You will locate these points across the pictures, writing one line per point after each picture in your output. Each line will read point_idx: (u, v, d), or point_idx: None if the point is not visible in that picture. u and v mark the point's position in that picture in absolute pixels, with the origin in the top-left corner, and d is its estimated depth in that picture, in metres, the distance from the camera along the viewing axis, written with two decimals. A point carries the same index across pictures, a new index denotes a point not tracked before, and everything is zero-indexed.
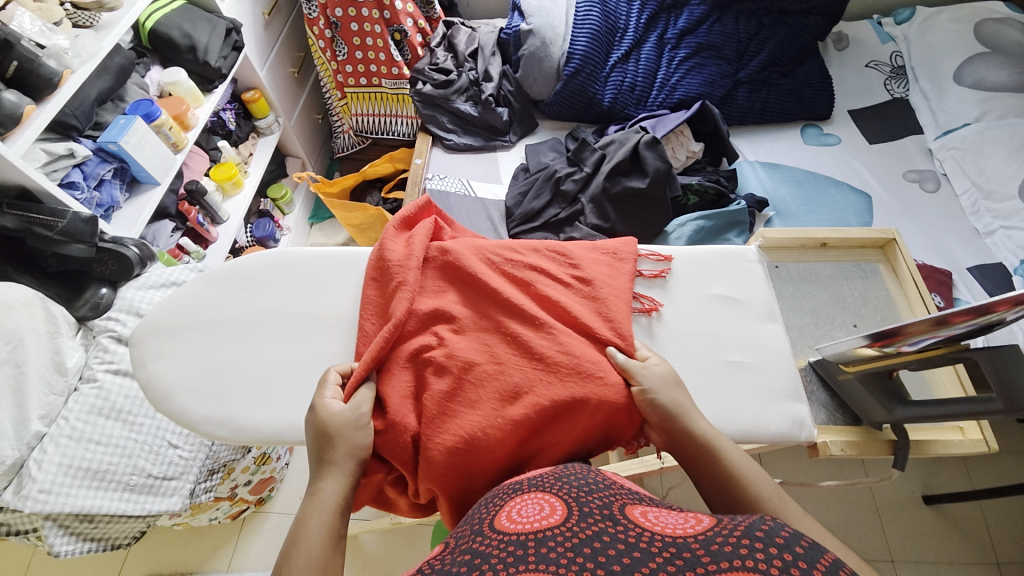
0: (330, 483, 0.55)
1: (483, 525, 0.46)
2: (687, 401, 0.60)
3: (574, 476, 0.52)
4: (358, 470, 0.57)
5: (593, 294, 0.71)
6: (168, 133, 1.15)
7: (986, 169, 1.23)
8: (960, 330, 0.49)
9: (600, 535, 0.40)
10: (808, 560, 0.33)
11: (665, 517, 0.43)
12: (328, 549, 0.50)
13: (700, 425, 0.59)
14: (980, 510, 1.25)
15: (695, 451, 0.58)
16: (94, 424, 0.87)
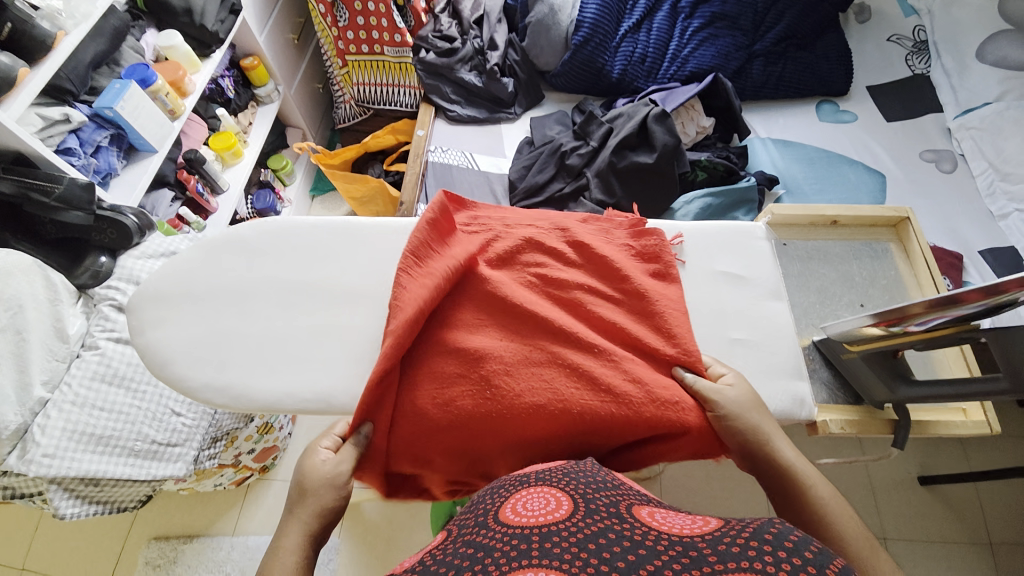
0: (291, 539, 0.50)
1: (488, 518, 0.46)
2: (768, 424, 0.57)
3: (582, 472, 0.51)
4: (322, 525, 0.52)
5: (649, 309, 0.68)
6: (165, 99, 1.12)
7: (1004, 150, 1.18)
8: (972, 310, 0.48)
9: (605, 533, 0.39)
10: (815, 564, 0.32)
11: (673, 517, 0.43)
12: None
13: (787, 454, 0.55)
14: (975, 492, 1.26)
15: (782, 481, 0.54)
16: (96, 391, 0.88)
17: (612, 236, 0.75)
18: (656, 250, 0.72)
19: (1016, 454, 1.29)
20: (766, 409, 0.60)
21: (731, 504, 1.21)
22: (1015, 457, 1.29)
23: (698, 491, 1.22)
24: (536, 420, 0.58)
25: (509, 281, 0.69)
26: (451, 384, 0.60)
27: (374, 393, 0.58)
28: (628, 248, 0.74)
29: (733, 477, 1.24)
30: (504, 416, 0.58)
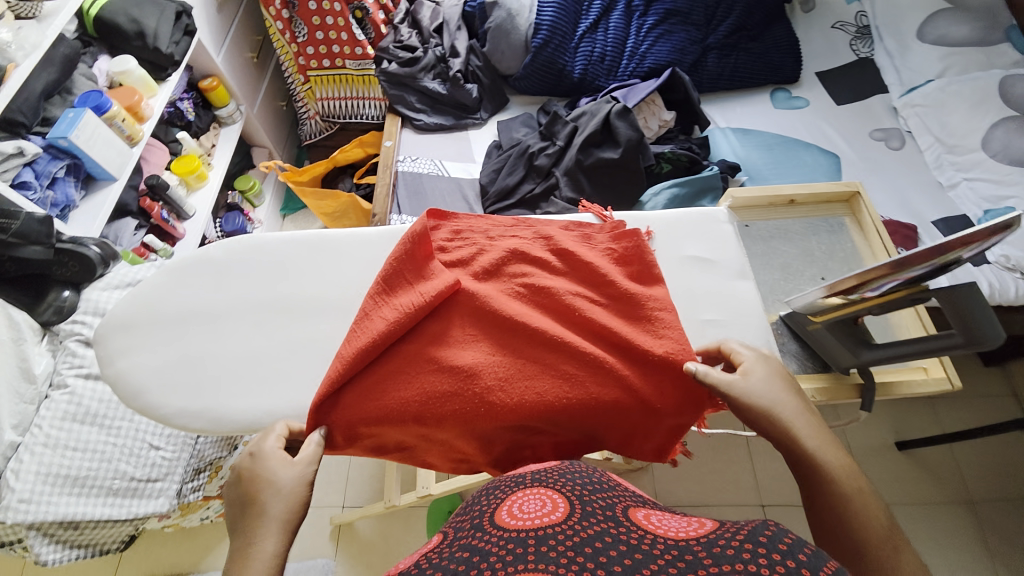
0: (265, 541, 0.47)
1: (484, 520, 0.46)
2: (795, 415, 0.53)
3: (578, 473, 0.53)
4: (296, 522, 0.49)
5: (635, 309, 0.65)
6: (122, 125, 1.09)
7: (948, 124, 1.24)
8: (920, 272, 0.51)
9: (602, 536, 0.41)
10: (808, 566, 0.33)
11: (668, 520, 0.45)
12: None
13: (811, 445, 0.52)
14: (950, 453, 1.32)
15: (804, 475, 0.51)
16: (68, 430, 0.86)
17: (593, 242, 0.73)
18: (636, 252, 0.70)
19: (985, 412, 1.35)
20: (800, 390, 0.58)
21: (721, 485, 1.23)
22: (984, 416, 1.35)
23: (688, 476, 1.24)
24: (530, 422, 0.59)
25: (496, 294, 0.65)
26: (443, 403, 0.58)
27: (365, 416, 0.59)
28: (610, 252, 0.71)
29: (721, 460, 1.27)
30: (496, 426, 0.58)
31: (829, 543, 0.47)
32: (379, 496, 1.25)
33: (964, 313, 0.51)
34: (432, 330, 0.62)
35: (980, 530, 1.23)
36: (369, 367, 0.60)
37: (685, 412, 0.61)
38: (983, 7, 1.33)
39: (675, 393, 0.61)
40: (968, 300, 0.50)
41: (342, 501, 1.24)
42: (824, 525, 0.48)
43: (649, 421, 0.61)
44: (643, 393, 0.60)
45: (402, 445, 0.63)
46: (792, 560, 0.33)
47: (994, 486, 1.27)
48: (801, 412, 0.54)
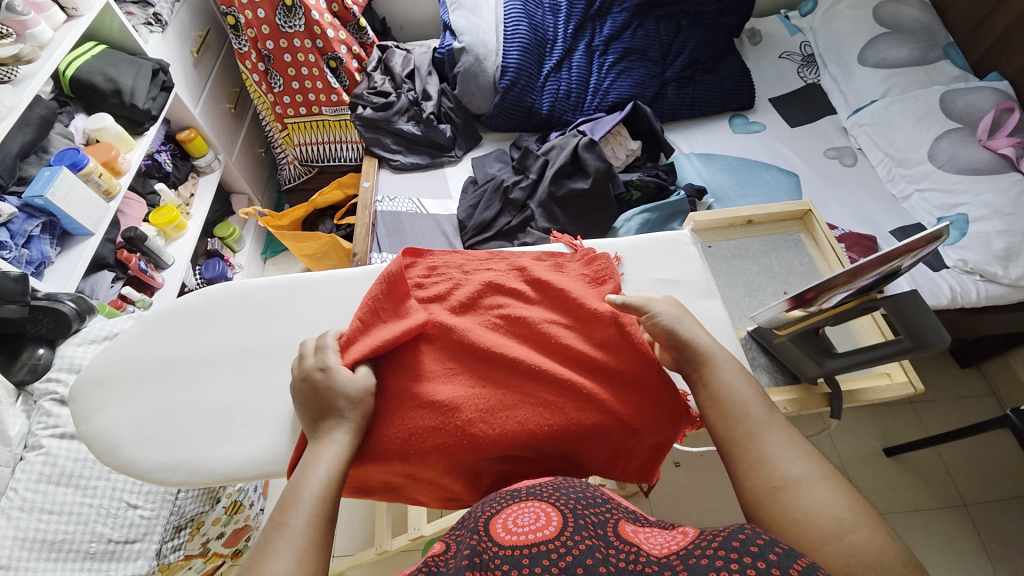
0: (338, 432, 0.55)
1: (480, 531, 0.48)
2: (687, 317, 0.62)
3: (571, 488, 0.53)
4: (358, 428, 0.57)
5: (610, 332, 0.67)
6: (99, 181, 1.11)
7: (896, 140, 1.32)
8: (870, 280, 0.54)
9: (593, 553, 0.42)
10: (778, 565, 0.36)
11: (654, 535, 0.47)
12: (332, 486, 0.51)
13: (701, 337, 0.60)
14: (937, 456, 1.34)
15: (694, 363, 0.59)
16: (44, 493, 0.82)
17: (567, 269, 0.75)
18: (606, 272, 0.74)
19: (964, 413, 1.39)
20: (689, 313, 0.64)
21: (716, 505, 1.23)
22: (964, 416, 1.38)
23: (684, 499, 1.24)
24: (515, 452, 0.59)
25: (474, 327, 0.66)
26: (427, 437, 0.59)
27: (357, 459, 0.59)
28: (582, 278, 0.73)
29: (713, 478, 1.26)
30: (482, 459, 0.58)
31: (719, 414, 0.55)
32: (370, 543, 1.21)
33: (909, 319, 0.54)
34: (413, 365, 0.63)
35: (975, 532, 1.24)
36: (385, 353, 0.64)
37: (665, 430, 0.62)
38: (918, 31, 1.43)
39: (656, 408, 0.62)
40: (912, 304, 0.54)
41: (332, 551, 1.20)
42: (713, 399, 0.56)
43: (631, 443, 0.62)
44: (622, 415, 0.61)
45: (388, 485, 0.63)
46: (762, 562, 0.37)
47: (983, 486, 1.29)
48: (691, 320, 0.63)
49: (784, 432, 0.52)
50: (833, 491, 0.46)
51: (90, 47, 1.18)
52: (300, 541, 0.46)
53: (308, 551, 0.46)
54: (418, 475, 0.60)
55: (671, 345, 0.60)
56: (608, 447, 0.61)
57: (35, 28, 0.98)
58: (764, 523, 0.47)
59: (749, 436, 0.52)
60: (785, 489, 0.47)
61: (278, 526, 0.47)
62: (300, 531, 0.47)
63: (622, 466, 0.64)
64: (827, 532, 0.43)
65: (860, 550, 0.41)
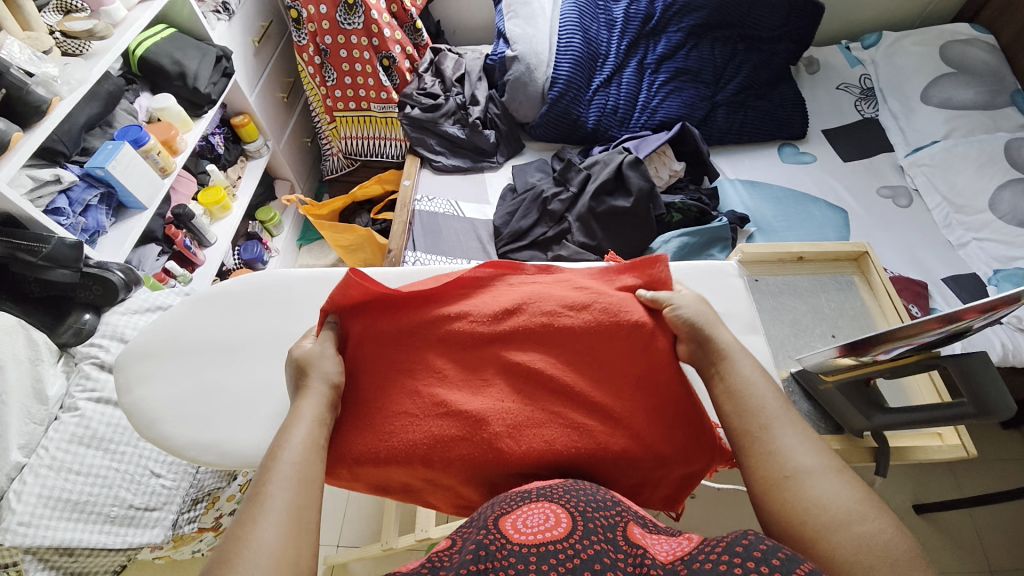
0: (308, 403, 0.56)
1: (489, 529, 0.47)
2: (713, 316, 0.63)
3: (582, 490, 0.52)
4: (332, 400, 0.58)
5: None
6: (157, 158, 1.16)
7: (956, 184, 1.27)
8: (932, 338, 0.51)
9: (599, 558, 0.43)
10: (781, 569, 0.36)
11: (661, 541, 0.46)
12: (310, 454, 0.51)
13: (721, 334, 0.61)
14: (972, 520, 1.26)
15: (713, 357, 0.59)
16: (74, 454, 0.86)
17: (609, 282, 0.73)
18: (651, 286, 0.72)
19: (1006, 476, 1.31)
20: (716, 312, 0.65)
21: None
22: (1005, 480, 1.31)
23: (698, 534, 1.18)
24: (540, 472, 0.58)
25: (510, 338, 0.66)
26: (452, 447, 0.58)
27: (382, 456, 0.59)
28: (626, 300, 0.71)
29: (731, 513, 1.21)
30: (502, 472, 0.58)
31: (733, 406, 0.54)
32: (375, 538, 1.22)
33: (973, 381, 0.51)
34: (444, 368, 0.63)
35: None
36: (397, 335, 0.65)
37: (696, 461, 0.61)
38: (986, 74, 1.38)
39: (694, 439, 0.61)
40: (979, 368, 0.51)
41: (337, 540, 1.21)
42: (728, 393, 0.56)
43: (661, 472, 0.60)
44: (655, 445, 0.60)
45: (407, 486, 0.63)
46: (765, 565, 0.37)
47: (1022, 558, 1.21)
48: (715, 317, 0.64)
49: (797, 427, 0.52)
50: (844, 486, 0.46)
51: (160, 29, 1.24)
52: (283, 509, 0.46)
53: (293, 518, 0.46)
54: (438, 482, 0.59)
55: (693, 337, 0.62)
56: (637, 473, 0.60)
57: (109, 6, 1.03)
58: (770, 512, 0.47)
59: (763, 428, 0.51)
60: (797, 479, 0.47)
61: (255, 497, 0.46)
62: (279, 500, 0.46)
63: (648, 493, 0.62)
64: (837, 522, 0.44)
65: (870, 540, 0.42)
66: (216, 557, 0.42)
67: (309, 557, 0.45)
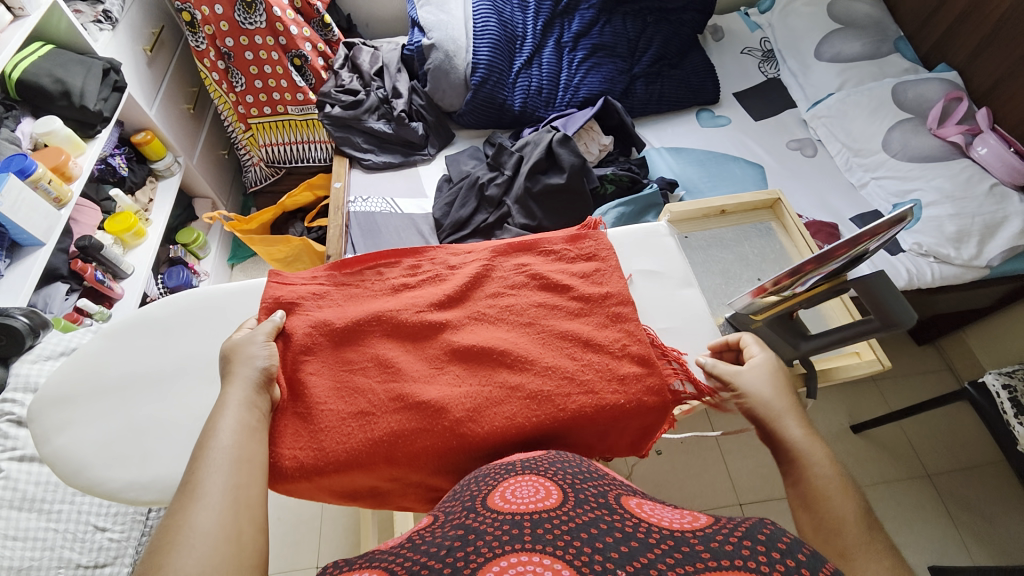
0: (234, 389, 0.53)
1: (476, 503, 0.47)
2: (783, 407, 0.56)
3: (566, 462, 0.54)
4: (263, 383, 0.56)
5: (602, 320, 0.68)
6: (48, 187, 1.04)
7: (852, 130, 1.38)
8: (838, 264, 0.57)
9: (598, 523, 0.42)
10: (808, 566, 0.35)
11: (661, 509, 0.45)
12: (244, 438, 0.50)
13: (792, 432, 0.54)
14: (903, 431, 1.41)
15: (784, 459, 0.53)
16: (5, 519, 0.78)
17: (551, 253, 0.74)
18: (592, 251, 0.74)
19: (922, 387, 1.47)
20: (791, 390, 0.59)
21: (699, 489, 1.25)
22: (922, 390, 1.47)
23: (668, 485, 1.25)
24: (504, 450, 0.58)
25: (462, 322, 0.66)
26: (414, 440, 0.57)
27: (345, 459, 0.56)
28: (570, 272, 0.72)
29: (698, 462, 1.28)
30: (469, 453, 0.58)
31: (806, 520, 0.48)
32: (356, 549, 1.19)
33: (877, 299, 0.57)
34: (403, 366, 0.62)
35: (941, 501, 1.31)
36: (343, 329, 0.64)
37: (656, 412, 0.62)
38: (868, 26, 1.51)
39: (652, 390, 0.62)
40: (879, 285, 0.57)
41: (317, 561, 1.17)
42: (800, 502, 0.50)
43: (627, 425, 0.62)
44: (614, 403, 0.60)
45: (375, 490, 0.61)
46: (792, 560, 0.35)
47: (945, 457, 1.37)
48: (790, 405, 0.57)
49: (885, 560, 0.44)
50: None
51: (37, 47, 1.11)
52: (220, 493, 0.44)
53: (232, 500, 0.45)
54: (405, 478, 0.59)
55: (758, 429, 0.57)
56: (605, 431, 0.61)
57: None
58: None
59: (842, 557, 0.44)
60: None
61: (188, 487, 0.44)
62: (215, 484, 0.45)
63: (617, 445, 0.64)
64: None
65: None
66: (149, 548, 0.41)
67: (255, 537, 0.44)
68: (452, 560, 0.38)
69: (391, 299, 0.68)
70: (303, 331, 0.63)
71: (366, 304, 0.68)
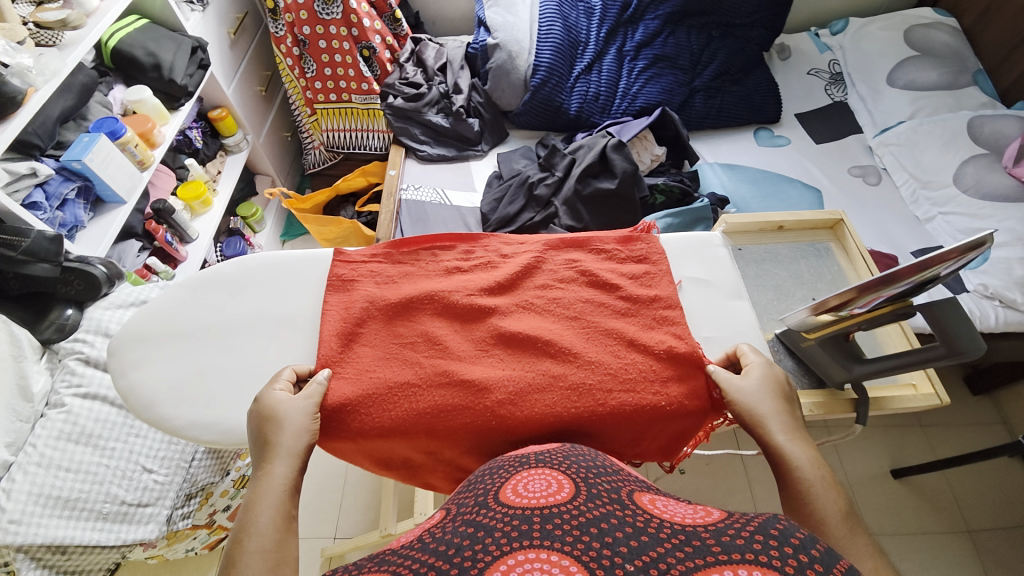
0: (278, 466, 0.51)
1: (488, 498, 0.47)
2: (769, 412, 0.56)
3: (580, 456, 0.53)
4: (306, 458, 0.54)
5: (645, 322, 0.68)
6: (134, 151, 1.13)
7: (921, 161, 1.32)
8: (903, 288, 0.55)
9: (608, 517, 0.41)
10: (822, 562, 0.34)
11: (674, 505, 0.44)
12: (282, 535, 0.47)
13: (778, 438, 0.54)
14: (948, 481, 1.33)
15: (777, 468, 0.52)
16: (62, 450, 0.85)
17: (602, 253, 0.75)
18: (644, 254, 0.75)
19: (973, 440, 1.38)
20: (786, 396, 0.58)
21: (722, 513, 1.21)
22: (973, 443, 1.38)
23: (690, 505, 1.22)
24: (538, 436, 0.59)
25: (510, 309, 0.68)
26: (453, 416, 0.59)
27: (388, 425, 0.59)
28: (619, 272, 0.73)
29: (723, 486, 1.24)
30: (504, 435, 0.59)
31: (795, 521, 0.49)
32: (374, 526, 1.22)
33: (945, 327, 0.56)
34: (450, 345, 0.64)
35: (982, 560, 1.23)
36: (397, 303, 0.67)
37: (692, 417, 0.62)
38: (948, 55, 1.44)
39: (695, 396, 0.61)
40: (950, 312, 0.56)
41: (334, 532, 1.21)
42: (789, 504, 0.50)
43: (661, 428, 0.62)
44: (652, 405, 0.61)
45: (408, 462, 0.64)
46: (805, 556, 0.34)
47: (992, 515, 1.28)
48: (780, 410, 0.56)
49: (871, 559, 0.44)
50: None
51: (133, 20, 1.21)
52: None
53: None
54: (441, 453, 0.61)
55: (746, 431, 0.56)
56: (640, 431, 0.61)
57: None
58: None
59: None
60: None
61: None
62: None
63: (650, 447, 0.64)
64: None
65: None
66: None
67: None
68: (460, 558, 0.38)
69: (443, 281, 0.70)
70: (360, 306, 0.67)
71: (419, 283, 0.70)
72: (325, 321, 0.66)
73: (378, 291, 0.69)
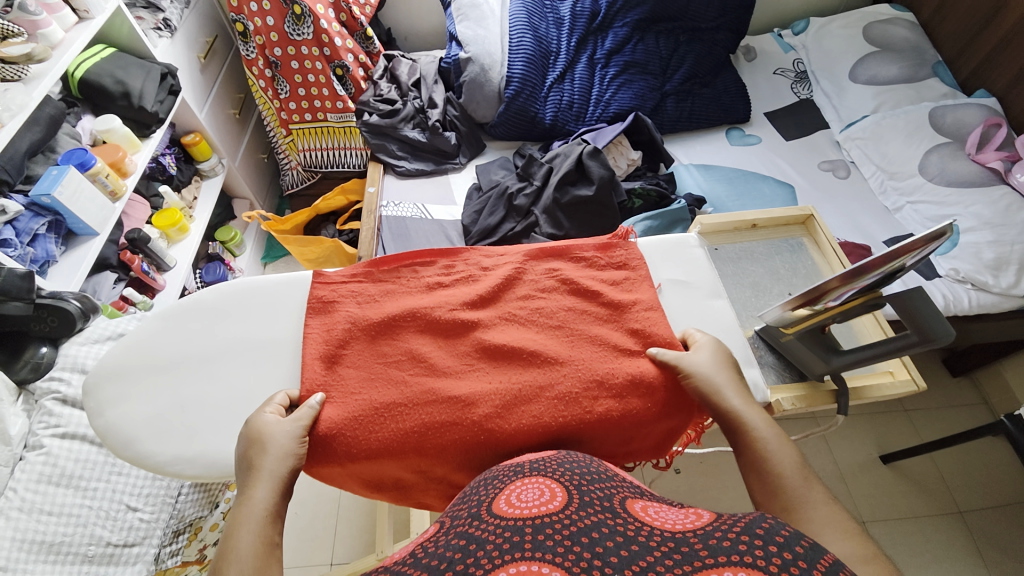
0: (260, 490, 0.50)
1: (481, 509, 0.46)
2: (724, 379, 0.59)
3: (573, 462, 0.53)
4: (290, 483, 0.53)
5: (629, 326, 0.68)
6: (105, 181, 1.11)
7: (887, 153, 1.36)
8: (872, 280, 0.57)
9: (599, 526, 0.41)
10: (806, 559, 0.34)
11: (666, 511, 0.45)
12: (263, 561, 0.46)
13: (734, 402, 0.56)
14: (934, 463, 1.35)
15: (733, 430, 0.55)
16: (43, 493, 0.82)
17: (582, 261, 0.76)
18: (623, 259, 0.76)
19: (956, 421, 1.41)
20: (733, 367, 0.61)
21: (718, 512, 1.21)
22: (956, 424, 1.41)
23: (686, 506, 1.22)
24: (529, 448, 0.59)
25: (494, 322, 0.68)
26: (442, 433, 0.59)
27: (377, 446, 0.58)
28: (601, 279, 0.73)
29: (717, 484, 1.25)
30: (495, 449, 0.59)
31: (755, 481, 0.51)
32: (370, 549, 1.20)
33: (915, 316, 0.58)
34: (435, 361, 0.64)
35: (972, 539, 1.25)
36: (379, 323, 0.67)
37: (678, 417, 0.63)
38: (906, 49, 1.50)
39: (680, 396, 0.62)
40: (916, 301, 0.58)
41: (330, 558, 1.19)
42: (748, 466, 0.52)
43: (651, 430, 0.62)
44: (640, 409, 0.61)
45: (399, 483, 0.63)
46: (790, 554, 0.34)
47: (979, 494, 1.31)
48: (732, 378, 0.59)
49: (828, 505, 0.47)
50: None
51: (100, 49, 1.19)
52: None
53: None
54: (432, 471, 0.60)
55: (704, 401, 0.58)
56: (631, 435, 0.62)
57: (47, 28, 0.99)
58: None
59: (785, 510, 0.47)
60: None
61: None
62: None
63: (641, 450, 0.65)
64: None
65: None
66: None
67: None
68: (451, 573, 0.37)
69: (425, 297, 0.70)
70: (342, 327, 0.66)
71: (401, 300, 0.70)
72: (308, 345, 0.65)
73: (360, 311, 0.68)
